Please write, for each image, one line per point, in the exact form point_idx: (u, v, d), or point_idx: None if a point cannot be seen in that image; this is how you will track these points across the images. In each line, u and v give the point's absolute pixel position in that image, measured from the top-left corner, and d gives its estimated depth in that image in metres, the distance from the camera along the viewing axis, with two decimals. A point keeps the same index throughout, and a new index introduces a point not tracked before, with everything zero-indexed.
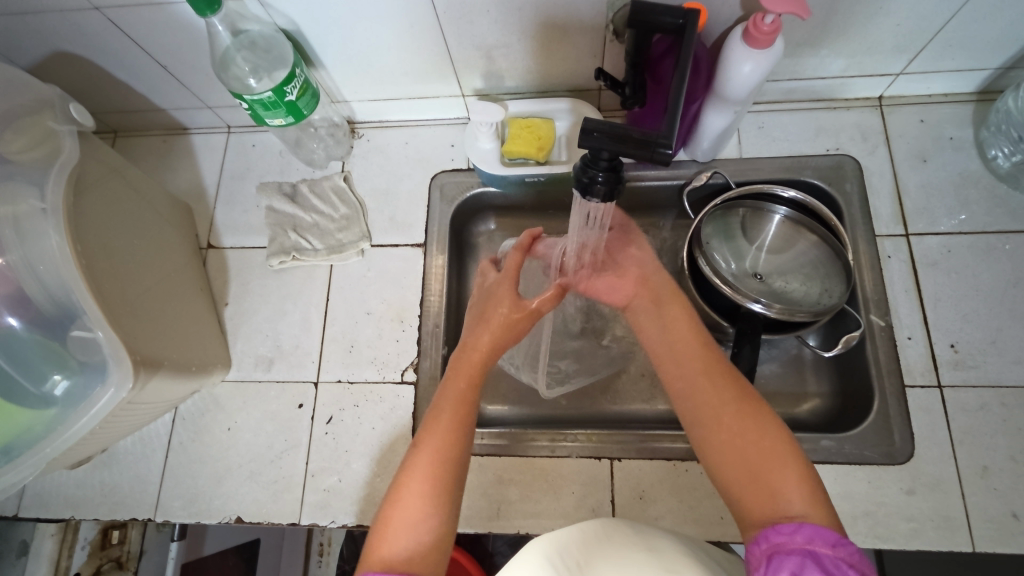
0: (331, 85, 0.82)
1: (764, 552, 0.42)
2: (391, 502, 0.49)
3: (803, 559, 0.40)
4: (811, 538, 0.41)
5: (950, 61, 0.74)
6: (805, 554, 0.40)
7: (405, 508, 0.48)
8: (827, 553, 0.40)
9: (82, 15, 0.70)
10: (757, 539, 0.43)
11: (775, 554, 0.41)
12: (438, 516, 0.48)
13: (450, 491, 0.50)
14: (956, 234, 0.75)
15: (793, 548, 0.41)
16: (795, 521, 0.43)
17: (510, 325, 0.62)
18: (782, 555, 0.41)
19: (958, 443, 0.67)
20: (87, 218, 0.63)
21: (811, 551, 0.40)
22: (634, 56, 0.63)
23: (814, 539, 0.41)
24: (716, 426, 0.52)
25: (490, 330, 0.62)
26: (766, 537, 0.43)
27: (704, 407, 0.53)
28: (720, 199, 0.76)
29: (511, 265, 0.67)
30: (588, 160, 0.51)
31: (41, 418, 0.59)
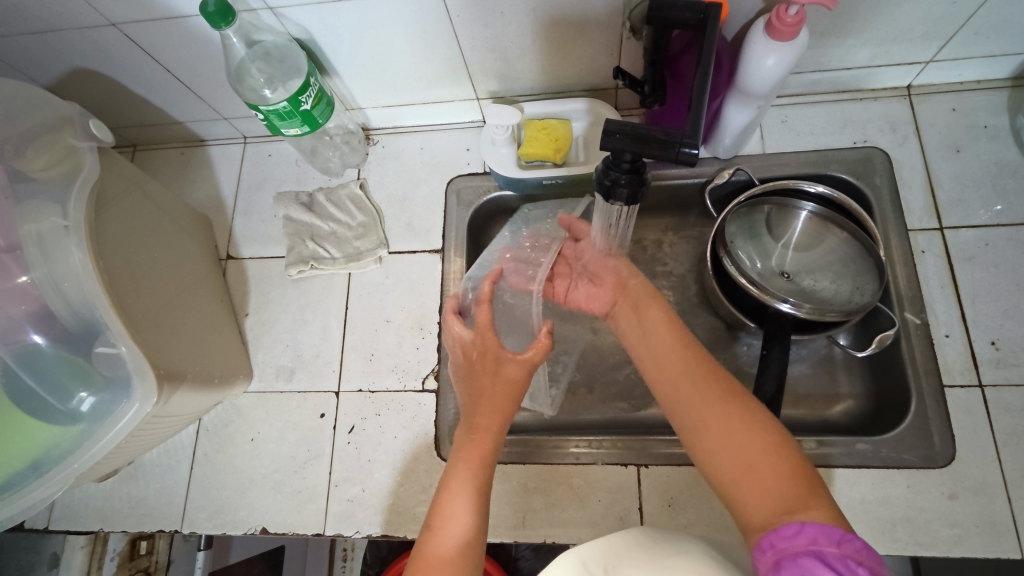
0: (345, 92, 0.82)
1: (771, 560, 0.40)
2: (431, 526, 0.49)
3: (811, 561, 0.37)
4: (815, 538, 0.38)
5: (983, 46, 0.71)
6: (812, 555, 0.38)
7: (447, 535, 0.48)
8: (833, 552, 0.37)
9: (98, 31, 0.70)
10: (762, 546, 0.41)
11: (782, 560, 0.39)
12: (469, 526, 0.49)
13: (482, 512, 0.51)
14: (993, 227, 0.72)
15: (799, 551, 0.38)
16: (796, 521, 0.40)
17: (515, 389, 0.57)
18: (788, 562, 0.38)
19: (1003, 445, 0.65)
20: (109, 234, 0.63)
21: (816, 552, 0.38)
22: (652, 52, 0.60)
23: (817, 538, 0.38)
24: (704, 427, 0.50)
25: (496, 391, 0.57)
26: (771, 544, 0.40)
27: (689, 411, 0.52)
28: (744, 197, 0.74)
29: (483, 323, 0.61)
30: (610, 163, 0.49)
31: (68, 434, 0.59)
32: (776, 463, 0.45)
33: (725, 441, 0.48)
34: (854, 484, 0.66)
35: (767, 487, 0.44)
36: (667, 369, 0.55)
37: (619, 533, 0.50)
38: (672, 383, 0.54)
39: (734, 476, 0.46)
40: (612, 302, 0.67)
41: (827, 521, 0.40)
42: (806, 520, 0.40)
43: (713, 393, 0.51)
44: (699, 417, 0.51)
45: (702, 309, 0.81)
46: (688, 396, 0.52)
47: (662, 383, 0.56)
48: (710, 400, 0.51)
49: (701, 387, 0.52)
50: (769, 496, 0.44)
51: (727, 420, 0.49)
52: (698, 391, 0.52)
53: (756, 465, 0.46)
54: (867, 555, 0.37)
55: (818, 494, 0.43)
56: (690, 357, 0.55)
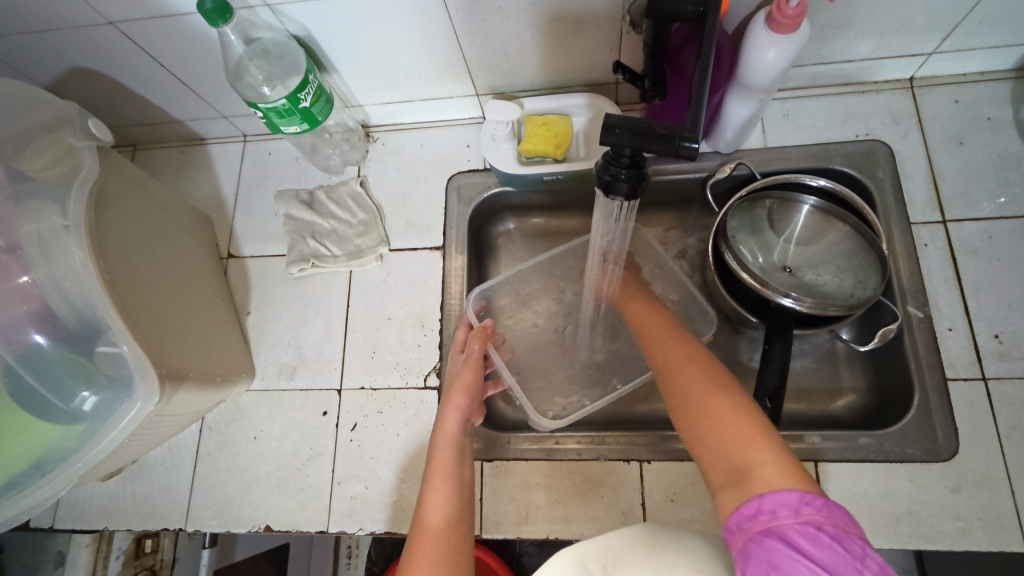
0: (344, 89, 0.82)
1: (740, 542, 0.40)
2: (417, 505, 0.56)
3: (778, 541, 0.37)
4: (775, 511, 0.39)
5: (986, 37, 0.70)
6: (777, 533, 0.38)
7: (430, 519, 0.54)
8: (791, 523, 0.38)
9: (97, 30, 0.70)
10: (730, 526, 0.41)
11: (751, 543, 0.39)
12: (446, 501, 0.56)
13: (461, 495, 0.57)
14: (996, 219, 0.72)
15: (763, 529, 0.39)
16: (755, 495, 0.40)
17: (469, 382, 0.66)
18: (754, 546, 0.38)
19: (1006, 438, 0.65)
20: (110, 231, 0.64)
21: (780, 528, 0.38)
22: (652, 46, 0.60)
23: (778, 510, 0.39)
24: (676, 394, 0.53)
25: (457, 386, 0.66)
26: (738, 525, 0.40)
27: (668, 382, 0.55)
28: (746, 191, 0.74)
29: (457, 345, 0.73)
30: (610, 158, 0.49)
31: (71, 433, 0.59)
32: (739, 419, 0.47)
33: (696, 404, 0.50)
34: (857, 478, 0.66)
35: (730, 437, 0.46)
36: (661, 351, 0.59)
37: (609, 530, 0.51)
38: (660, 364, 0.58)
39: (700, 432, 0.48)
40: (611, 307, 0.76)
41: (785, 484, 0.40)
42: (769, 489, 0.40)
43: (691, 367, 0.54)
44: (676, 387, 0.53)
45: None
46: (670, 371, 0.56)
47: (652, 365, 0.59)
48: (688, 372, 0.54)
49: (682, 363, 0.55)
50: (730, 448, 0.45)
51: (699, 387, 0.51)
52: (678, 367, 0.55)
53: (719, 419, 0.47)
54: (827, 517, 0.38)
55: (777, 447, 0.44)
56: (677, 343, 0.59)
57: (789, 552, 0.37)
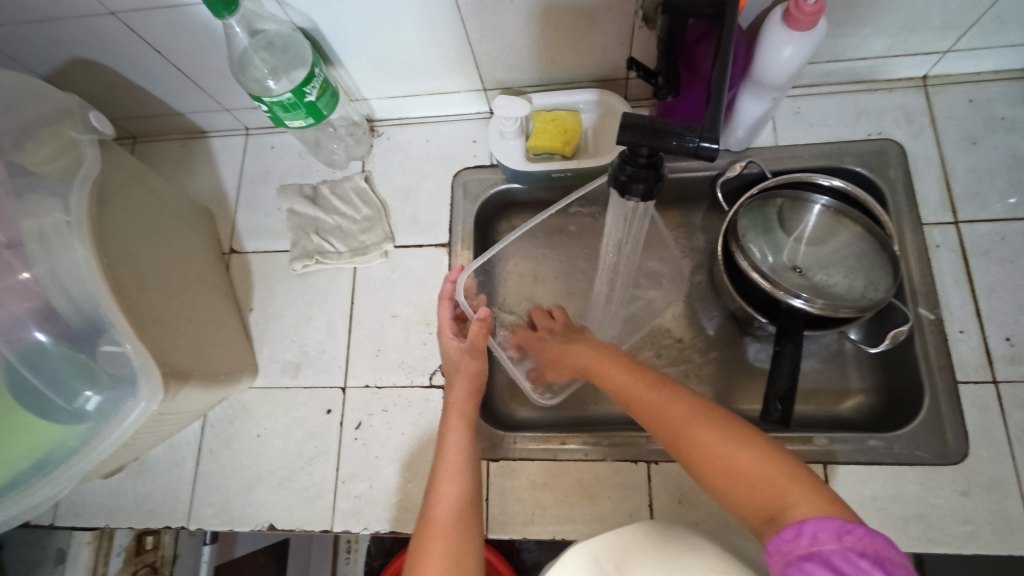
0: (349, 82, 0.80)
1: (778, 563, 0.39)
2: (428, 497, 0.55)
3: (815, 562, 0.37)
4: (816, 536, 0.38)
5: (1003, 36, 0.69)
6: (815, 557, 0.37)
7: (438, 514, 0.52)
8: (834, 548, 0.37)
9: (98, 21, 0.68)
10: (768, 549, 0.40)
11: (788, 564, 0.38)
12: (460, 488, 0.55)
13: (471, 476, 0.58)
14: (1009, 221, 0.71)
15: (802, 552, 0.38)
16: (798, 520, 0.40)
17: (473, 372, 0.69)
18: (793, 566, 0.38)
19: (1017, 442, 0.64)
20: (112, 225, 0.62)
21: (818, 552, 0.37)
22: (667, 42, 0.59)
23: (819, 535, 0.38)
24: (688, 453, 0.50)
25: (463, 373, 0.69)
26: (776, 547, 0.39)
27: (676, 438, 0.51)
28: (757, 190, 0.73)
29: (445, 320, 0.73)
30: (626, 158, 0.48)
31: (74, 432, 0.58)
32: (763, 468, 0.45)
33: (716, 456, 0.48)
34: (866, 481, 0.65)
35: (766, 489, 0.44)
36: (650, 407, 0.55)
37: (629, 526, 0.50)
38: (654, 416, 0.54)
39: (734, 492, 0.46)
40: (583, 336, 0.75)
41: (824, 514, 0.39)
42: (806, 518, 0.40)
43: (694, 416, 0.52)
44: (689, 444, 0.50)
45: (712, 304, 0.80)
46: (673, 424, 0.52)
47: (644, 414, 0.55)
48: (696, 423, 0.50)
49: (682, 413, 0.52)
50: (768, 500, 0.43)
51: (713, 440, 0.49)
52: (681, 417, 0.52)
53: (751, 475, 0.45)
54: (869, 543, 0.36)
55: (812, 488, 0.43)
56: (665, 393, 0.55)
57: (826, 575, 0.35)
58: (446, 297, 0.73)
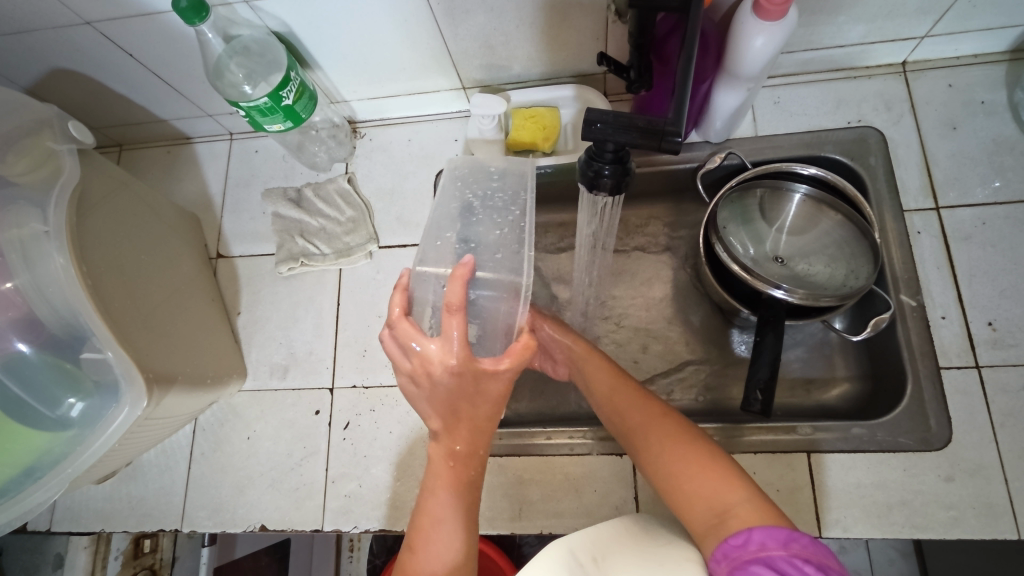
0: (329, 85, 0.80)
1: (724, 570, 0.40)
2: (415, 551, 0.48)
3: (761, 566, 0.39)
4: (763, 544, 0.40)
5: (980, 19, 0.69)
6: (763, 563, 0.39)
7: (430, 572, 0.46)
8: (780, 554, 0.39)
9: (74, 31, 0.69)
10: (716, 555, 0.42)
11: (737, 569, 0.39)
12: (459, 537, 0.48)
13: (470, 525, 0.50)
14: (991, 205, 0.71)
15: (749, 558, 0.40)
16: (745, 527, 0.42)
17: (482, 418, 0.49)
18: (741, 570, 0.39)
19: (1000, 426, 0.64)
20: (93, 235, 0.63)
21: (766, 558, 0.39)
22: (637, 36, 0.58)
23: (766, 543, 0.40)
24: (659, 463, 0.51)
25: (472, 412, 0.48)
26: (724, 554, 0.41)
27: (649, 448, 0.53)
28: (736, 181, 0.73)
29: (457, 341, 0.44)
30: (594, 153, 0.48)
31: (59, 439, 0.59)
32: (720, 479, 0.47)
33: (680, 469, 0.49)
34: (850, 468, 0.65)
35: (706, 482, 0.47)
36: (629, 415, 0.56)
37: (599, 523, 0.47)
38: (622, 417, 0.57)
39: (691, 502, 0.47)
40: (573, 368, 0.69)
41: (769, 522, 0.42)
42: (752, 525, 0.42)
43: (650, 420, 0.54)
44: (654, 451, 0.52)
45: (697, 296, 0.80)
46: (646, 435, 0.54)
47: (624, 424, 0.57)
48: (667, 438, 0.52)
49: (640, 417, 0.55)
50: (707, 494, 0.47)
51: (662, 445, 0.52)
52: (659, 430, 0.53)
53: (711, 488, 0.47)
54: (812, 552, 0.38)
55: (748, 490, 0.46)
56: (644, 403, 0.56)
57: None
58: (454, 307, 0.43)
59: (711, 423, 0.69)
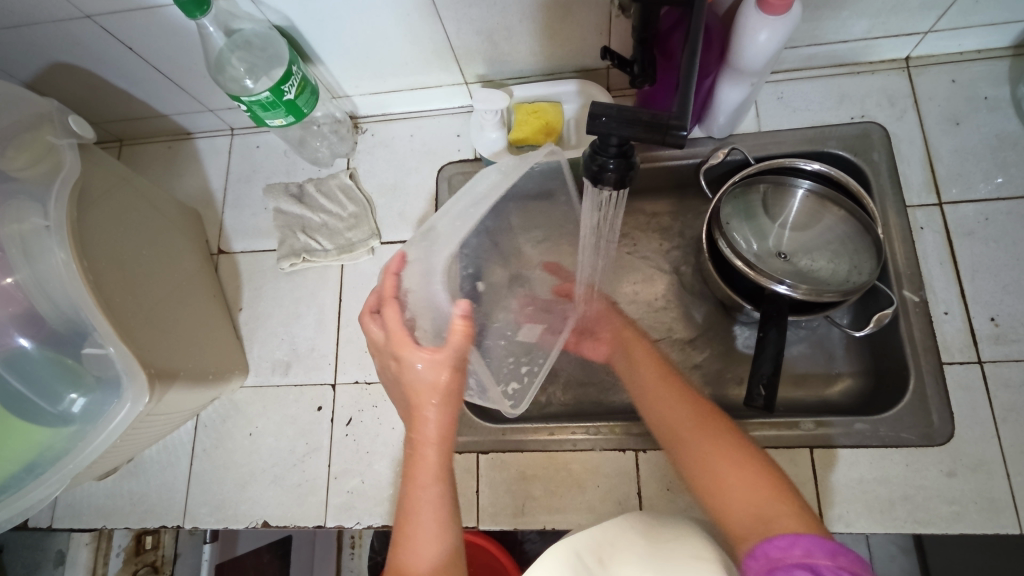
0: (331, 80, 0.80)
1: (762, 567, 0.40)
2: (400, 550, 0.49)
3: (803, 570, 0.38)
4: (809, 549, 0.39)
5: (984, 14, 0.69)
6: (807, 567, 0.38)
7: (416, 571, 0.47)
8: (827, 563, 0.38)
9: (74, 24, 0.68)
10: (754, 553, 0.41)
11: (775, 568, 0.39)
12: (447, 538, 0.49)
13: (454, 526, 0.50)
14: (993, 201, 0.71)
15: (792, 561, 0.39)
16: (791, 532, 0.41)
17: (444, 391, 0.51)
18: (780, 570, 0.39)
19: (1002, 421, 0.64)
20: (94, 230, 0.63)
21: (811, 564, 0.38)
22: (641, 30, 0.58)
23: (812, 550, 0.39)
24: (698, 465, 0.51)
25: (428, 400, 0.52)
26: (764, 553, 0.41)
27: (689, 449, 0.53)
28: (740, 176, 0.73)
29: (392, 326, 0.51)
30: (597, 147, 0.48)
31: (60, 435, 0.59)
32: (766, 489, 0.47)
33: (722, 474, 0.49)
34: (852, 464, 0.65)
35: (750, 491, 0.47)
36: (673, 412, 0.56)
37: (604, 522, 0.47)
38: (662, 414, 0.57)
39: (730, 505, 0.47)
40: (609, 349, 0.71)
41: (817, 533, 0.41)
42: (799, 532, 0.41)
43: (696, 424, 0.54)
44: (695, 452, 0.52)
45: (699, 292, 0.80)
46: (689, 434, 0.53)
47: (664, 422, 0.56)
48: (712, 441, 0.52)
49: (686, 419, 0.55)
50: (747, 501, 0.46)
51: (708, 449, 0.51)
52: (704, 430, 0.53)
53: (752, 497, 0.46)
54: (862, 566, 0.37)
55: (795, 503, 0.45)
56: (691, 402, 0.56)
57: None
58: (387, 296, 0.53)
59: None
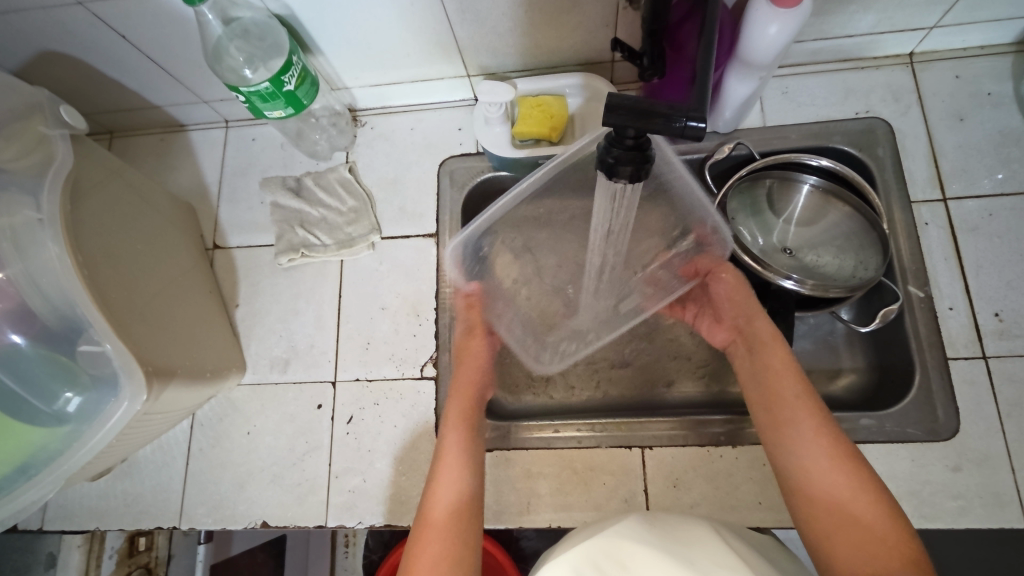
0: (330, 71, 0.78)
1: None
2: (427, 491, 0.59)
3: None
4: None
5: (989, 9, 0.69)
6: None
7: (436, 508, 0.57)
8: None
9: (66, 11, 0.66)
10: None
11: None
12: (466, 484, 0.59)
13: (471, 474, 0.60)
14: (997, 196, 0.71)
15: None
16: None
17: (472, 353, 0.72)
18: None
19: (1006, 416, 0.65)
20: (88, 224, 0.61)
21: None
22: (651, 22, 0.57)
23: None
24: (810, 494, 0.53)
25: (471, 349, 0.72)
26: None
27: (803, 472, 0.55)
28: (745, 171, 0.73)
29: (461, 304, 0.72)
30: (613, 139, 0.47)
31: (54, 435, 0.57)
32: (881, 534, 0.49)
33: (840, 508, 0.51)
34: None
35: (863, 534, 0.49)
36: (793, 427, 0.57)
37: (608, 529, 0.47)
38: (782, 424, 0.58)
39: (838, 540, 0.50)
40: (727, 342, 0.69)
41: None
42: None
43: (808, 417, 0.57)
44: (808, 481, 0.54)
45: None
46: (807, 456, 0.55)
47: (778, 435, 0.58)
48: (833, 473, 0.53)
49: (797, 407, 0.58)
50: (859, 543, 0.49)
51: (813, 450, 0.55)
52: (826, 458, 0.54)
53: (863, 541, 0.49)
54: None
55: (886, 532, 0.49)
56: (814, 418, 0.56)
57: None
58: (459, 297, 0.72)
59: (719, 415, 0.70)
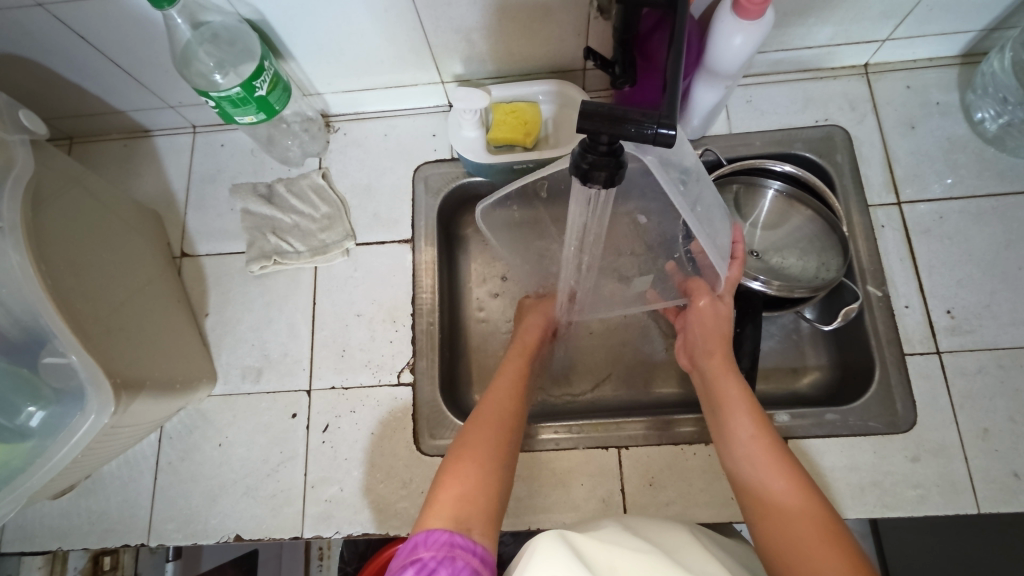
0: (302, 77, 0.78)
1: None
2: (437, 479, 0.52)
3: None
4: None
5: (936, 24, 0.73)
6: None
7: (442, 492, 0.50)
8: None
9: (24, 12, 0.64)
10: None
11: None
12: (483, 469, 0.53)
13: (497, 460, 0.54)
14: (947, 200, 0.75)
15: None
16: None
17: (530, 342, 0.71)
18: None
19: (959, 408, 0.68)
20: (50, 233, 0.59)
21: None
22: (621, 31, 0.59)
23: None
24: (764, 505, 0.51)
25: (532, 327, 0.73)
26: None
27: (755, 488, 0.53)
28: (714, 176, 0.75)
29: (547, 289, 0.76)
30: (587, 145, 0.48)
31: (17, 452, 0.55)
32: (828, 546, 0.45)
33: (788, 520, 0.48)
34: (824, 453, 0.68)
35: (813, 544, 0.46)
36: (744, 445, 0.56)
37: (586, 533, 0.46)
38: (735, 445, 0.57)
39: (788, 552, 0.47)
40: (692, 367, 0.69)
41: None
42: None
43: (757, 435, 0.56)
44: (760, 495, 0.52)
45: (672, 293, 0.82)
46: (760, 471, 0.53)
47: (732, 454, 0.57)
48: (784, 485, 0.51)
49: (746, 429, 0.57)
50: (804, 554, 0.45)
51: (763, 463, 0.53)
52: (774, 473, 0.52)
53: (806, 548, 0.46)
54: None
55: (841, 544, 0.45)
56: (764, 436, 0.55)
57: None
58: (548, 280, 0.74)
59: (690, 415, 0.72)
